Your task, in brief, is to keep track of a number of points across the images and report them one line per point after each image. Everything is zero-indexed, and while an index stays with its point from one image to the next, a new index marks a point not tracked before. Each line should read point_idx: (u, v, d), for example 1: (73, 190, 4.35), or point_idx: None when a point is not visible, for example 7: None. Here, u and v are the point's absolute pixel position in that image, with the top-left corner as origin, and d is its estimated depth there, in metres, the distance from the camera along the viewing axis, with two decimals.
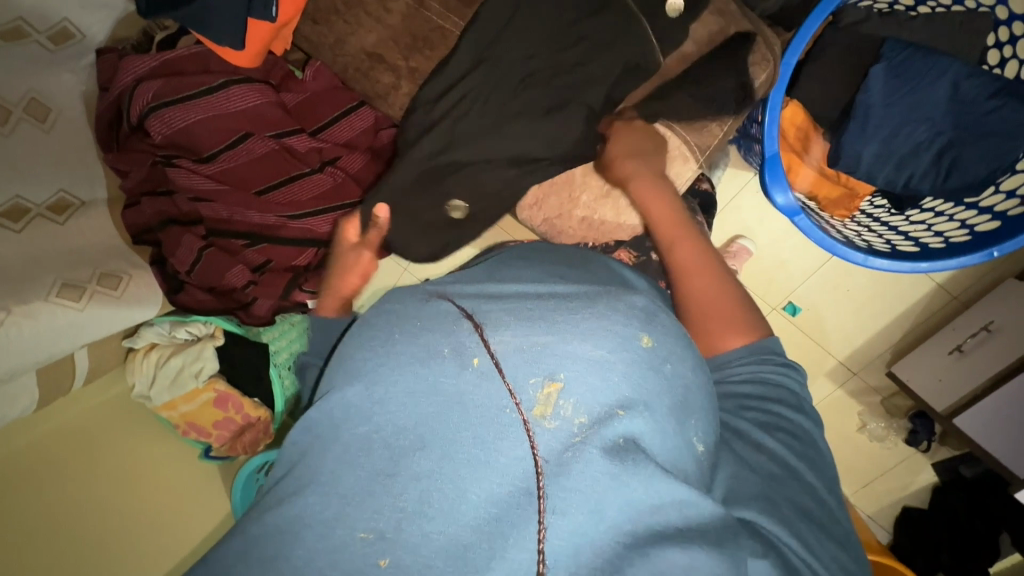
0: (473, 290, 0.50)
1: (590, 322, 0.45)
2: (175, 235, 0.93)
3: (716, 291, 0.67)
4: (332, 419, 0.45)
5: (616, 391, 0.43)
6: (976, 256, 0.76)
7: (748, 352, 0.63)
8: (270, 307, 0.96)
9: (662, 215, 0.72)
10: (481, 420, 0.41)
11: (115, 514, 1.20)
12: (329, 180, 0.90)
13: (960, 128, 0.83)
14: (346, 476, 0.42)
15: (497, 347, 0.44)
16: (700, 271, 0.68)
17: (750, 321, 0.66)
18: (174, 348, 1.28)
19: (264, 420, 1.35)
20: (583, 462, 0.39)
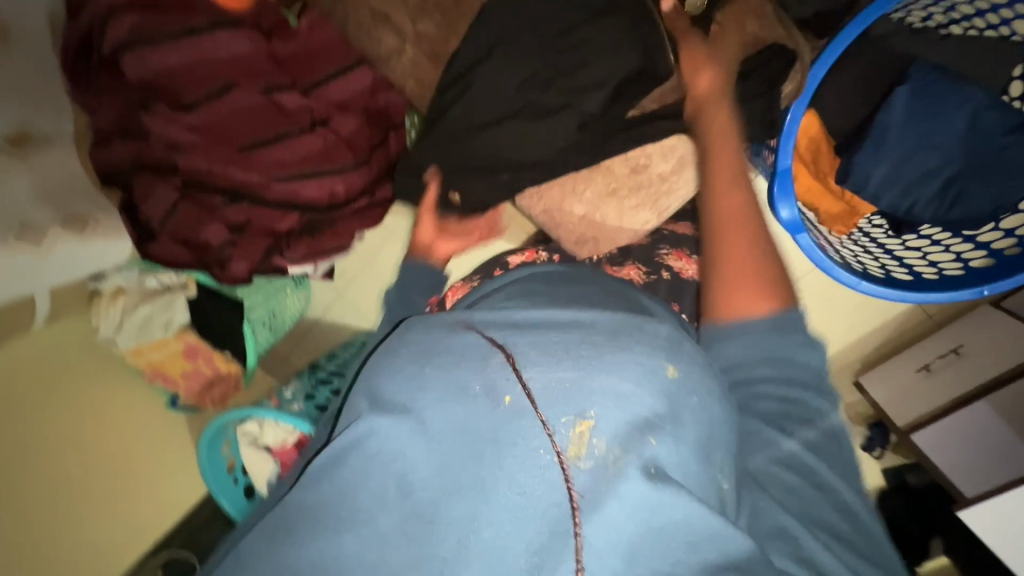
0: (497, 317, 0.50)
1: (618, 355, 0.45)
2: (146, 182, 0.87)
3: (746, 252, 0.60)
4: (362, 446, 0.45)
5: (646, 429, 0.43)
6: (967, 292, 0.77)
7: (766, 326, 0.56)
8: (247, 269, 0.91)
9: (723, 153, 0.64)
10: (518, 458, 0.41)
11: (101, 459, 1.23)
12: (319, 142, 0.85)
13: (970, 160, 0.82)
14: (381, 517, 0.42)
15: (529, 382, 0.44)
16: (737, 226, 0.61)
17: (775, 288, 0.58)
18: (143, 295, 1.24)
19: (235, 374, 1.38)
20: (619, 503, 0.40)
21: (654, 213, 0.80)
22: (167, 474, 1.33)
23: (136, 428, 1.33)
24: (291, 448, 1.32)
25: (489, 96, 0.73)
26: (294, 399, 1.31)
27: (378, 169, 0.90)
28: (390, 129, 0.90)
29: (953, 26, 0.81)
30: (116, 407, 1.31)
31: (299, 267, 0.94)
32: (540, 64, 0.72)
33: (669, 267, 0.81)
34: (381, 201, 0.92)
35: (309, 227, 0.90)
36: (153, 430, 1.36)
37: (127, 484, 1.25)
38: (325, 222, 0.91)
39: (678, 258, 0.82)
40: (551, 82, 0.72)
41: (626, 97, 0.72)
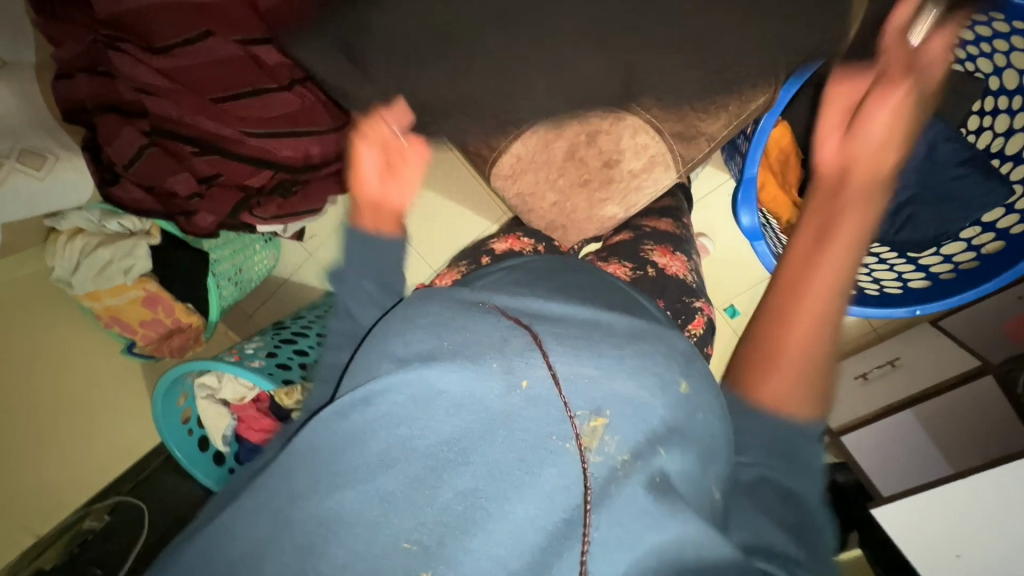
0: (517, 304, 0.51)
1: (635, 359, 0.47)
2: (112, 124, 0.84)
3: (806, 358, 0.48)
4: (370, 407, 0.44)
5: (655, 432, 0.44)
6: (900, 310, 0.83)
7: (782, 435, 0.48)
8: (213, 222, 0.89)
9: (838, 245, 0.49)
10: (534, 446, 0.41)
11: (56, 409, 1.25)
12: (297, 102, 0.84)
13: (922, 186, 0.87)
14: (383, 479, 0.41)
15: (559, 368, 0.44)
16: (814, 321, 0.48)
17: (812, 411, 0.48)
18: (102, 239, 1.22)
19: (197, 326, 1.36)
20: (626, 494, 0.40)
21: (624, 207, 0.82)
22: (119, 422, 1.34)
23: (88, 377, 1.32)
24: (249, 403, 1.35)
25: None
26: (254, 355, 1.30)
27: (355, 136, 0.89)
28: None
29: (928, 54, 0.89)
30: (71, 356, 1.31)
31: (268, 226, 0.92)
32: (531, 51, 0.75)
33: (654, 262, 0.83)
34: None
35: (281, 186, 0.89)
36: (104, 379, 1.35)
37: (77, 432, 1.26)
38: (296, 182, 0.89)
39: (662, 255, 0.85)
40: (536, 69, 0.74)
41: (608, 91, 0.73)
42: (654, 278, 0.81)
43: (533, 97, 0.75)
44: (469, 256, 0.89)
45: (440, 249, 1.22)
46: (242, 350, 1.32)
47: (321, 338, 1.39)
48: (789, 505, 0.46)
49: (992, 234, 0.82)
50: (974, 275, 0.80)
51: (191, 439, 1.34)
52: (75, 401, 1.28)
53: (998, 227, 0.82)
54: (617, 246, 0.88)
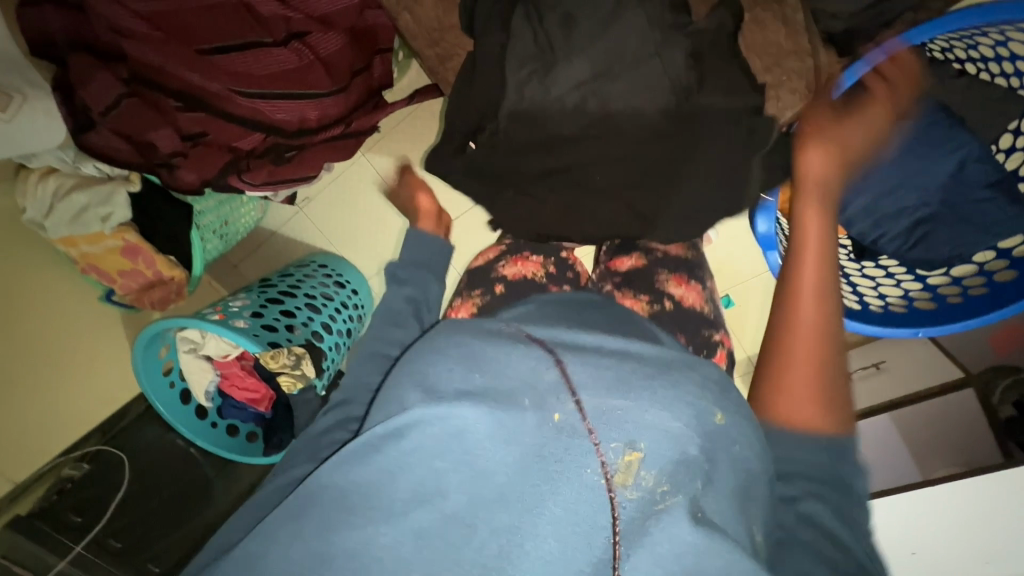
0: (545, 331, 0.50)
1: (667, 389, 0.45)
2: (86, 67, 0.77)
3: (819, 349, 0.53)
4: (404, 437, 0.45)
5: (685, 460, 0.43)
6: (902, 331, 0.84)
7: (816, 439, 0.50)
8: (197, 179, 0.84)
9: (812, 244, 0.57)
10: (568, 479, 0.41)
11: (48, 353, 1.22)
12: (294, 59, 0.76)
13: (944, 205, 0.83)
14: (420, 514, 0.43)
15: (585, 399, 0.44)
16: (806, 319, 0.53)
17: (837, 410, 0.51)
18: (78, 181, 1.14)
19: (179, 281, 1.28)
20: (660, 532, 0.40)
21: None
22: (100, 371, 1.32)
23: (68, 325, 1.27)
24: (234, 360, 1.33)
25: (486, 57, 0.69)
26: (238, 315, 1.26)
27: (356, 97, 0.84)
28: (374, 53, 0.85)
29: (969, 64, 0.81)
30: (59, 301, 1.27)
31: (257, 193, 0.87)
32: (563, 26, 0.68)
33: (671, 294, 0.81)
34: (355, 132, 0.86)
35: (275, 151, 0.83)
36: (86, 328, 1.31)
37: (60, 378, 1.24)
38: (291, 147, 0.84)
39: (678, 286, 0.82)
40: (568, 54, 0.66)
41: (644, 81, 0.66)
42: (672, 314, 0.78)
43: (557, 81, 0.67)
44: (480, 283, 0.85)
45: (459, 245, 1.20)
46: (225, 307, 1.27)
47: (312, 297, 1.35)
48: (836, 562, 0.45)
49: (1004, 262, 0.81)
50: (983, 303, 0.80)
51: (174, 392, 1.33)
52: (60, 348, 1.25)
53: (1013, 254, 0.80)
54: (629, 272, 0.85)
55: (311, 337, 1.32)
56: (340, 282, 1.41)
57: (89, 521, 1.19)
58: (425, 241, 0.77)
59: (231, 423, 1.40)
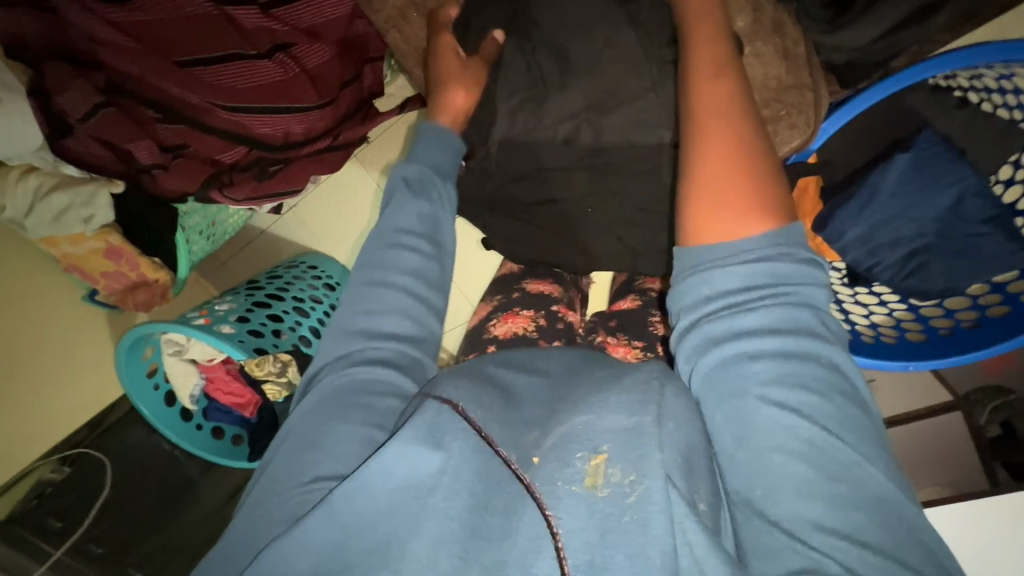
0: (511, 374, 0.54)
1: (621, 394, 0.47)
2: (61, 75, 0.74)
3: (731, 142, 0.49)
4: (389, 474, 0.45)
5: (650, 446, 0.43)
6: (894, 364, 0.82)
7: (754, 260, 0.46)
8: (179, 187, 0.79)
9: (717, 64, 0.53)
10: (554, 498, 0.42)
11: (39, 353, 1.24)
12: (278, 71, 0.74)
13: (941, 238, 0.82)
14: (412, 546, 0.42)
15: (545, 438, 0.46)
16: (720, 118, 0.50)
17: (765, 203, 0.47)
18: (60, 181, 1.11)
19: (164, 283, 1.27)
20: (637, 522, 0.40)
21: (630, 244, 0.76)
22: (85, 372, 1.30)
23: (53, 327, 1.27)
24: (219, 364, 1.32)
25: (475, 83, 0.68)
26: (224, 320, 1.23)
27: (345, 108, 0.82)
28: (364, 62, 0.83)
29: (971, 93, 0.79)
30: (48, 302, 1.27)
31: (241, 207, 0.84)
32: (562, 54, 0.69)
33: (665, 339, 0.80)
34: (343, 145, 0.84)
35: (259, 165, 0.81)
36: (73, 328, 1.30)
37: (47, 380, 1.24)
38: (277, 161, 0.81)
39: (673, 328, 0.81)
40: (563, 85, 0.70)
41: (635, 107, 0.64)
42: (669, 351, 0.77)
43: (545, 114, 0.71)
44: (474, 347, 0.83)
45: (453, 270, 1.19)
46: (211, 310, 1.25)
47: (300, 300, 1.34)
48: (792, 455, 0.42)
49: (999, 296, 0.80)
50: (976, 335, 0.80)
51: (158, 395, 1.31)
52: (50, 348, 1.25)
53: (1007, 289, 0.80)
54: (625, 314, 0.84)
55: (298, 342, 1.30)
56: (329, 283, 1.39)
57: (68, 526, 1.16)
58: (442, 140, 0.64)
59: (217, 425, 1.37)
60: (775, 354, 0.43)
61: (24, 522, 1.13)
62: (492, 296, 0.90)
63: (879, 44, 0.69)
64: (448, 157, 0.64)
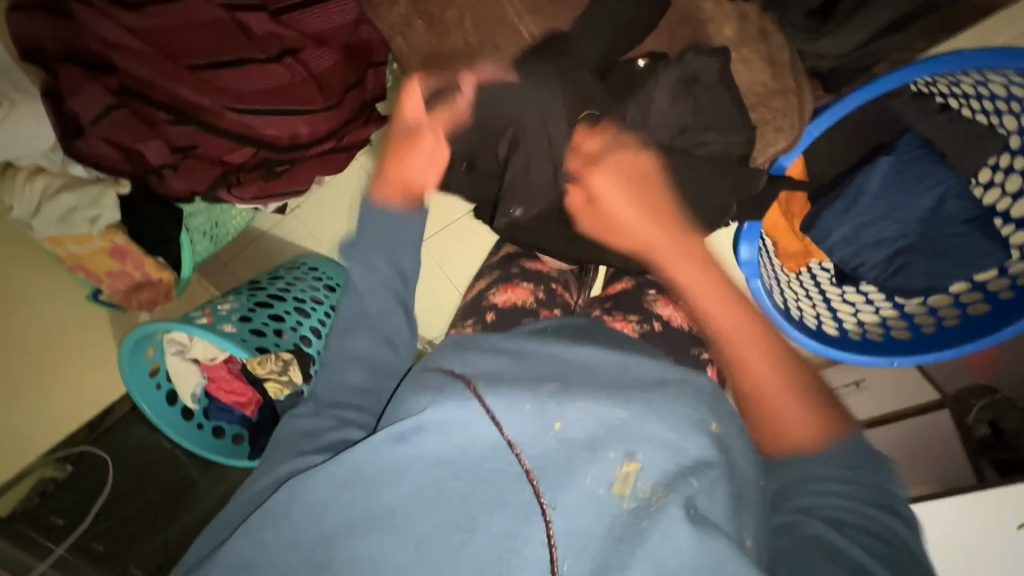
0: (550, 354, 0.56)
1: (665, 402, 0.51)
2: (75, 78, 0.77)
3: (771, 358, 0.53)
4: (404, 442, 0.48)
5: (685, 470, 0.47)
6: (879, 360, 0.85)
7: (822, 459, 0.50)
8: (187, 186, 0.82)
9: (686, 253, 0.58)
10: (565, 493, 0.45)
11: (40, 353, 1.24)
12: (285, 75, 0.77)
13: (922, 238, 0.85)
14: (421, 520, 0.46)
15: (577, 415, 0.48)
16: (744, 334, 0.54)
17: (824, 413, 0.51)
18: (67, 181, 1.14)
19: (167, 282, 1.29)
20: (655, 531, 0.44)
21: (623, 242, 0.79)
22: (87, 372, 1.32)
23: (54, 328, 1.28)
24: (221, 364, 1.33)
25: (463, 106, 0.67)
26: (226, 319, 1.25)
27: (349, 111, 0.83)
28: (368, 67, 0.84)
29: (952, 99, 0.82)
30: (49, 302, 1.28)
31: (247, 205, 0.87)
32: None
33: (659, 315, 0.82)
34: (347, 146, 0.86)
35: (266, 165, 0.83)
36: (74, 328, 1.31)
37: (48, 381, 1.25)
38: (283, 162, 0.84)
39: (667, 306, 0.84)
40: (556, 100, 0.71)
41: (612, 116, 0.65)
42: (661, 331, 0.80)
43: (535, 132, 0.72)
44: (472, 313, 0.87)
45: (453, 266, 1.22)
46: (214, 310, 1.27)
47: (301, 301, 1.36)
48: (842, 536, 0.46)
49: (979, 295, 0.84)
50: (957, 332, 0.82)
51: (160, 393, 1.32)
52: (52, 348, 1.27)
53: (986, 287, 0.83)
54: (619, 295, 0.88)
55: (300, 341, 1.32)
56: (331, 285, 1.41)
57: (72, 521, 1.19)
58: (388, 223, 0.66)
59: (217, 424, 1.38)
60: (829, 475, 0.49)
61: (25, 520, 1.16)
62: (493, 269, 0.95)
63: (858, 53, 0.73)
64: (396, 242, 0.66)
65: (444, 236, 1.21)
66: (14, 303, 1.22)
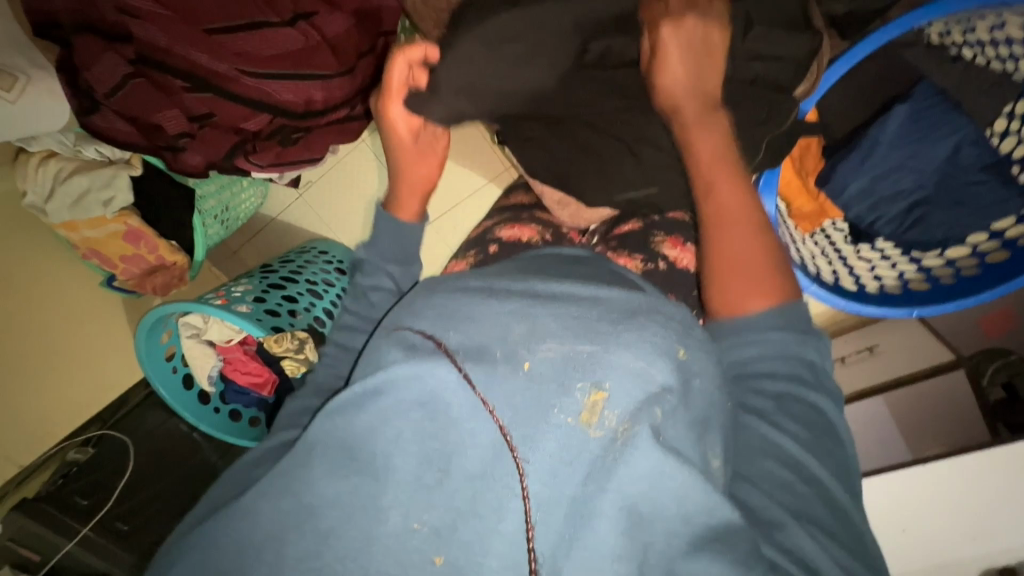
0: (518, 287, 0.54)
1: (632, 332, 0.49)
2: (92, 48, 0.77)
3: (742, 234, 0.59)
4: (379, 398, 0.49)
5: (651, 397, 0.47)
6: (898, 311, 0.85)
7: (767, 325, 0.56)
8: (203, 160, 0.85)
9: (698, 119, 0.62)
10: (537, 441, 0.45)
11: (55, 338, 1.25)
12: (300, 40, 0.77)
13: (939, 189, 0.87)
14: (406, 464, 0.47)
15: (544, 352, 0.49)
16: (733, 214, 0.60)
17: (778, 285, 0.58)
18: (79, 165, 1.14)
19: (182, 265, 1.31)
20: (624, 462, 0.45)
21: (641, 193, 0.78)
22: (101, 356, 1.33)
23: (66, 315, 1.28)
24: (237, 345, 1.34)
25: (465, 66, 0.67)
26: (241, 300, 1.25)
27: (361, 79, 0.85)
28: (379, 35, 0.85)
29: (965, 48, 0.83)
30: (60, 289, 1.28)
31: (265, 173, 0.89)
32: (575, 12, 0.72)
33: (664, 255, 0.85)
34: (360, 114, 0.88)
35: (282, 132, 0.85)
36: (85, 314, 1.32)
37: (66, 366, 1.26)
38: (298, 129, 0.86)
39: (673, 247, 0.86)
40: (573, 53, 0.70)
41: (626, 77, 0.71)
42: (665, 272, 0.84)
43: (554, 86, 0.71)
44: (476, 245, 0.91)
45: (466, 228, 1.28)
46: (228, 292, 1.27)
47: (313, 283, 1.37)
48: (778, 457, 0.52)
49: (996, 243, 0.83)
50: (976, 282, 0.82)
51: (176, 377, 1.33)
52: (67, 335, 1.27)
53: (1005, 236, 0.83)
54: (625, 235, 0.88)
55: (312, 322, 1.33)
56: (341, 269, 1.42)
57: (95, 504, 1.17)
58: (406, 235, 0.76)
59: (234, 407, 1.40)
60: (775, 392, 0.55)
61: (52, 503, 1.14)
62: (502, 212, 0.96)
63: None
64: (403, 247, 0.76)
65: (460, 211, 1.28)
66: (24, 292, 1.22)
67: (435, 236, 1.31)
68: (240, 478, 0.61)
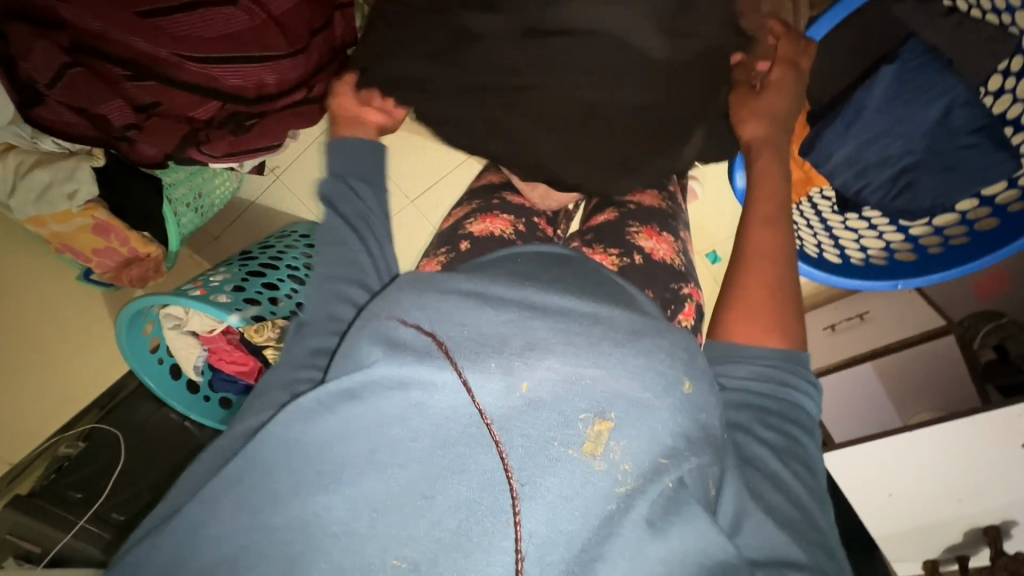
0: (514, 297, 0.51)
1: (640, 359, 0.48)
2: (24, 37, 0.72)
3: (769, 278, 0.60)
4: (363, 402, 0.47)
5: (660, 450, 0.46)
6: (882, 285, 0.87)
7: (776, 363, 0.56)
8: (157, 152, 0.82)
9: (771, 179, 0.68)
10: (541, 484, 0.44)
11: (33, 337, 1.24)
12: (243, 18, 0.72)
13: (929, 152, 0.81)
14: (379, 483, 0.46)
15: (545, 372, 0.47)
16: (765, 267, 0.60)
17: (790, 330, 0.58)
18: (39, 158, 1.09)
19: (156, 257, 1.26)
20: (629, 511, 0.45)
21: (611, 174, 0.74)
22: (83, 352, 1.31)
23: (44, 313, 1.28)
24: (219, 335, 1.29)
25: None
26: (219, 290, 1.22)
27: (317, 56, 0.80)
28: (334, 8, 0.80)
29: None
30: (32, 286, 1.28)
31: (219, 164, 0.86)
32: None
33: (641, 248, 0.82)
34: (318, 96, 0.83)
35: (233, 120, 0.81)
36: (59, 312, 1.30)
37: (47, 362, 1.25)
38: (251, 116, 0.82)
39: (648, 238, 0.84)
40: (537, 21, 0.64)
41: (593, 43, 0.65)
42: (639, 267, 0.80)
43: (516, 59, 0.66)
44: (447, 242, 0.85)
45: (444, 208, 1.24)
46: (206, 282, 1.24)
47: (294, 269, 1.34)
48: (775, 488, 0.52)
49: (986, 210, 0.82)
50: (960, 253, 0.83)
51: (162, 368, 1.32)
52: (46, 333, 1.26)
53: (995, 202, 0.81)
54: (602, 227, 0.87)
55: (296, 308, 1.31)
56: None
57: (90, 495, 1.17)
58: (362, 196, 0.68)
59: (224, 396, 1.38)
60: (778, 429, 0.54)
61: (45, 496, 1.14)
62: (472, 198, 0.92)
63: None
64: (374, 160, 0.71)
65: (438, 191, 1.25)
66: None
67: (417, 216, 1.26)
68: (201, 472, 0.58)
